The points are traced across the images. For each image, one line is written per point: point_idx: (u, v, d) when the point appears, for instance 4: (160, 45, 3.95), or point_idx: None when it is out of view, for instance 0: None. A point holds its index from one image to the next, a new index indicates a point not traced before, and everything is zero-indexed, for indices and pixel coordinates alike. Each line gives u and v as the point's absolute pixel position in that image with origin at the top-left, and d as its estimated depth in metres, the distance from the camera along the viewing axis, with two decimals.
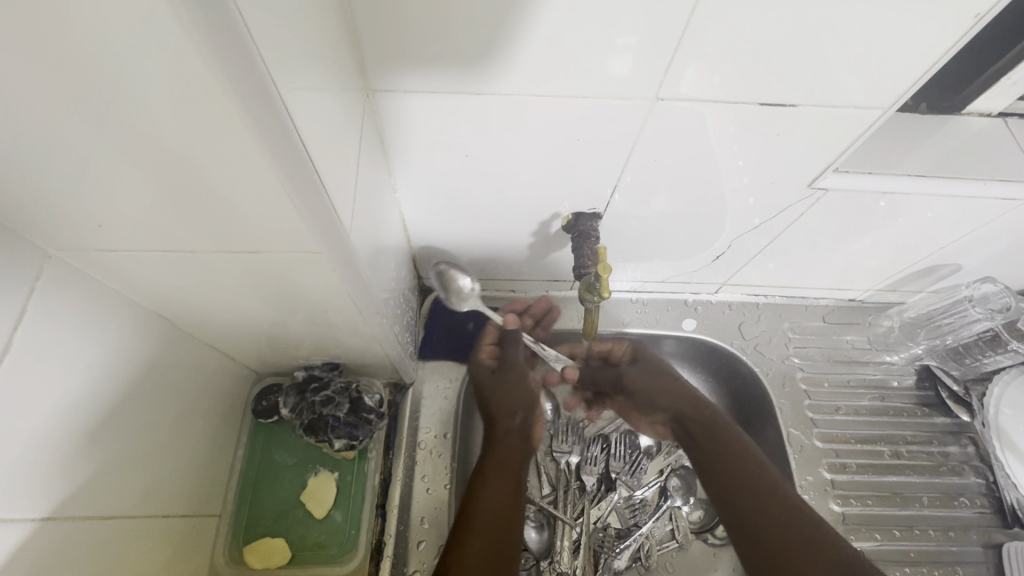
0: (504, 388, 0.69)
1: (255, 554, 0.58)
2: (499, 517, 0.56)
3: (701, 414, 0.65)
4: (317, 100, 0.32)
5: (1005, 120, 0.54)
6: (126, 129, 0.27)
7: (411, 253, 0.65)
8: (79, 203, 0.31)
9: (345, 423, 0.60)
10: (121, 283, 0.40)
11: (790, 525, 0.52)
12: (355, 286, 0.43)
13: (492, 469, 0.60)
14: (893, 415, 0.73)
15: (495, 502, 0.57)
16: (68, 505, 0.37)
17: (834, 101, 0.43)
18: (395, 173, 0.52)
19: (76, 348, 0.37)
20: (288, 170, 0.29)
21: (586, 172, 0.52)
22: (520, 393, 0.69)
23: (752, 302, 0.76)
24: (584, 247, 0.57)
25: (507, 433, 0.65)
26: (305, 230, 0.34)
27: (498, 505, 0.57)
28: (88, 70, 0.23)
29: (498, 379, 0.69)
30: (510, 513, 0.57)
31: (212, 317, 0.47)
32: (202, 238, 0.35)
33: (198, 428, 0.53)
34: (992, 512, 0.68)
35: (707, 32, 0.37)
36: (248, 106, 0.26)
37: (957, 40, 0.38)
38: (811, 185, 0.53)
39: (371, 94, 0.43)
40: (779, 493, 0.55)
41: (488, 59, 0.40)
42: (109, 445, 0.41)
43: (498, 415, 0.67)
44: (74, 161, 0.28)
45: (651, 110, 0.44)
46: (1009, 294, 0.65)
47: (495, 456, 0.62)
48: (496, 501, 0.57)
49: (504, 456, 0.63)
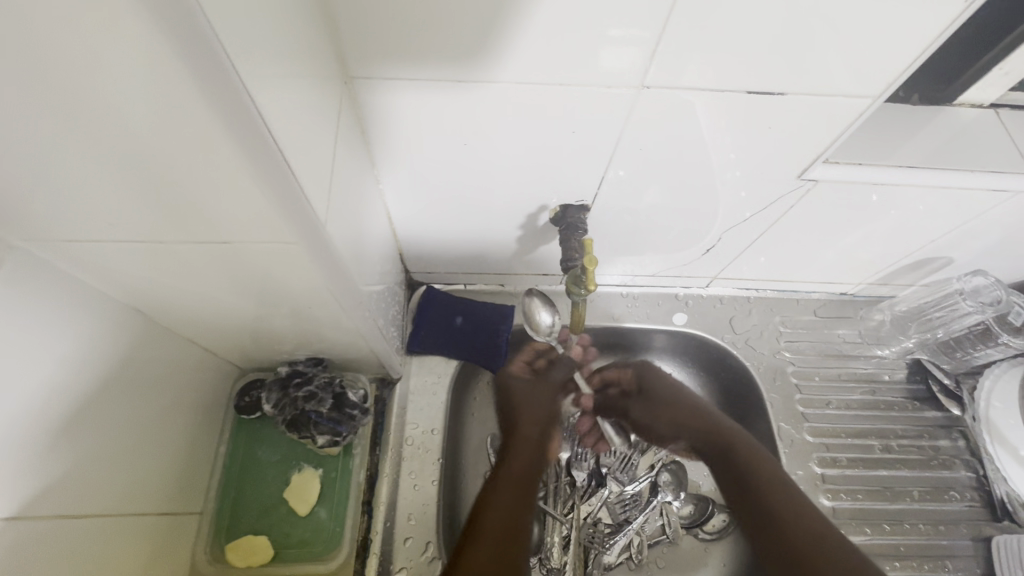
0: (532, 397, 0.70)
1: (236, 553, 0.57)
2: (506, 526, 0.56)
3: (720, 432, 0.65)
4: (289, 85, 0.31)
5: (996, 112, 0.54)
6: (82, 115, 0.25)
7: (398, 247, 0.64)
8: (41, 194, 0.30)
9: (328, 419, 0.59)
10: (92, 275, 0.39)
11: (818, 542, 0.54)
12: (336, 279, 0.42)
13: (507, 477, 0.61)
14: (883, 409, 0.73)
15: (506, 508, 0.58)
16: (37, 504, 0.36)
17: (824, 90, 0.42)
18: (379, 166, 0.51)
19: (44, 344, 0.36)
20: (257, 158, 0.28)
21: (574, 165, 0.51)
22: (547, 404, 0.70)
23: (743, 297, 0.76)
24: (571, 240, 0.56)
25: (525, 441, 0.65)
26: (280, 219, 0.33)
27: (509, 513, 0.57)
28: (36, 52, 0.22)
29: (526, 389, 0.70)
30: (518, 525, 0.57)
31: (190, 312, 0.46)
32: (173, 227, 0.34)
33: (176, 425, 0.52)
34: (982, 505, 0.68)
35: (694, 20, 0.36)
36: (206, 88, 0.24)
37: (947, 25, 0.37)
38: (800, 177, 0.52)
39: (350, 82, 0.42)
40: (776, 480, 0.59)
41: (469, 45, 0.39)
42: (80, 444, 0.40)
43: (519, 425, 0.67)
44: (29, 148, 0.27)
45: (637, 100, 0.43)
46: (1000, 287, 0.65)
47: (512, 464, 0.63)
48: (504, 510, 0.58)
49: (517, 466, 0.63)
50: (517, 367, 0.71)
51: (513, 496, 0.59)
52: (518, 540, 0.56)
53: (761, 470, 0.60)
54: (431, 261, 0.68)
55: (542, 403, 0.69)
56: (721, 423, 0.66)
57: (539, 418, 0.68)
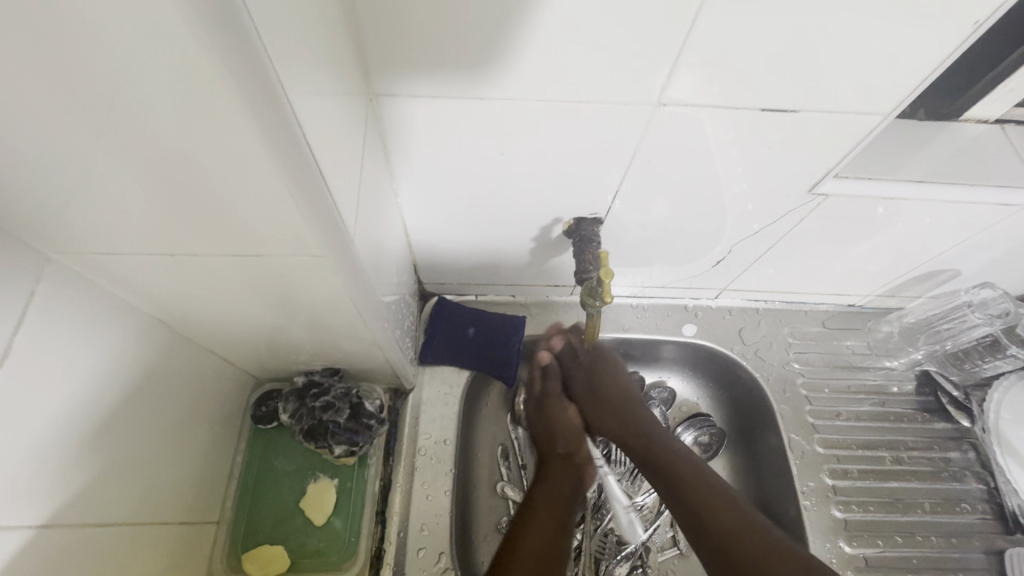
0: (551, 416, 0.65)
1: (254, 562, 0.57)
2: (546, 550, 0.51)
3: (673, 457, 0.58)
4: (322, 104, 0.32)
5: (1002, 127, 0.55)
6: (130, 132, 0.26)
7: (411, 259, 0.65)
8: (82, 208, 0.31)
9: (346, 429, 0.59)
10: (123, 287, 0.40)
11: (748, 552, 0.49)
12: (357, 291, 0.43)
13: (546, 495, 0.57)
14: (894, 420, 0.73)
15: (548, 524, 0.54)
16: (64, 513, 0.37)
17: (835, 107, 0.43)
18: (397, 179, 0.52)
19: (76, 354, 0.37)
20: (295, 174, 0.29)
21: (589, 179, 0.52)
22: (570, 424, 0.64)
23: (752, 308, 0.76)
24: (585, 253, 0.57)
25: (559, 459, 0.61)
26: (308, 232, 0.34)
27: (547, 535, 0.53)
28: (95, 73, 0.23)
29: (543, 410, 0.65)
30: (557, 556, 0.52)
31: (212, 323, 0.47)
32: (204, 241, 0.35)
33: (195, 435, 0.53)
34: (994, 518, 0.68)
35: (709, 39, 0.37)
36: (253, 106, 0.25)
37: (958, 44, 0.38)
38: (811, 192, 0.53)
39: (373, 99, 0.43)
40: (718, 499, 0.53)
41: (491, 62, 0.40)
42: (105, 455, 0.40)
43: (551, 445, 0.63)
44: (76, 165, 0.28)
45: (652, 116, 0.44)
46: (1009, 299, 0.66)
47: (548, 486, 0.58)
48: (547, 522, 0.54)
49: (555, 483, 0.59)
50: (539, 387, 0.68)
51: (553, 520, 0.55)
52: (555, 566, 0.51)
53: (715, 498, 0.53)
54: (444, 272, 0.69)
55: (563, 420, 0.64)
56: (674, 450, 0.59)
57: (570, 436, 0.63)
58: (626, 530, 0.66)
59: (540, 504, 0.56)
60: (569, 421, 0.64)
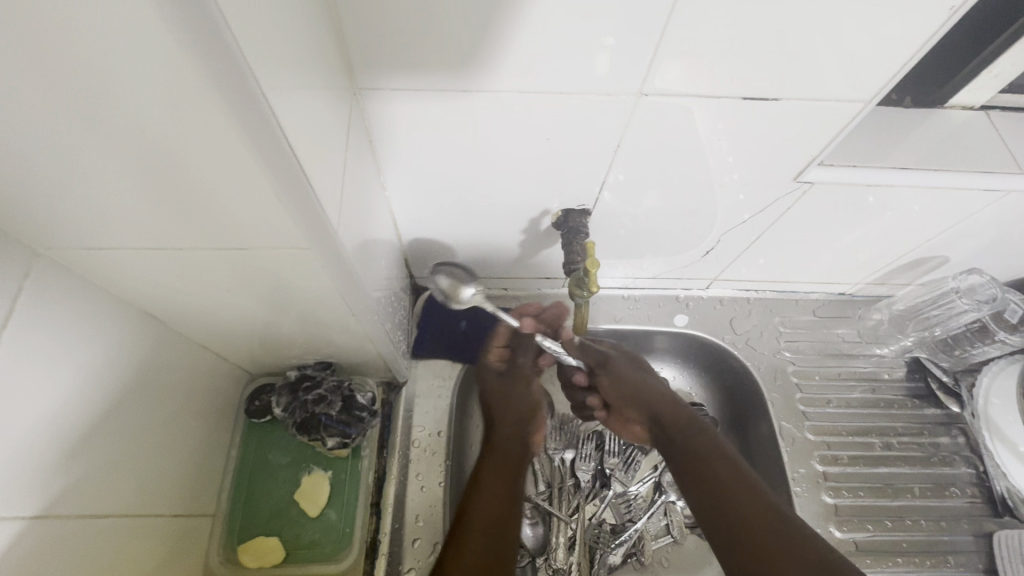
0: (508, 388, 0.65)
1: (249, 553, 0.58)
2: (497, 519, 0.52)
3: (679, 413, 0.59)
4: (304, 103, 0.33)
5: (987, 113, 0.55)
6: (113, 130, 0.27)
7: (402, 252, 0.65)
8: (65, 204, 0.32)
9: (337, 420, 0.60)
10: (113, 283, 0.41)
11: (759, 515, 0.47)
12: (347, 285, 0.43)
13: (491, 474, 0.56)
14: (884, 407, 0.74)
15: (494, 500, 0.54)
16: (58, 503, 0.37)
17: (819, 94, 0.43)
18: (385, 173, 0.52)
19: (61, 350, 0.37)
20: (275, 168, 0.30)
21: (575, 171, 0.52)
22: (526, 396, 0.65)
23: (743, 298, 0.77)
24: (574, 243, 0.58)
25: (509, 433, 0.61)
26: (293, 226, 0.34)
27: (497, 509, 0.53)
28: (74, 76, 0.24)
29: (502, 380, 0.66)
30: (510, 513, 0.54)
31: (204, 318, 0.47)
32: (193, 236, 0.35)
33: (190, 429, 0.53)
34: (982, 501, 0.69)
35: (687, 30, 0.38)
36: (233, 105, 0.26)
37: (934, 31, 0.38)
38: (797, 179, 0.53)
39: (359, 93, 0.43)
40: (730, 465, 0.52)
41: (476, 56, 0.40)
42: (96, 451, 0.41)
43: (502, 415, 0.63)
44: (58, 161, 0.29)
45: (636, 106, 0.44)
46: (995, 285, 0.66)
47: (496, 454, 0.59)
48: (500, 484, 0.55)
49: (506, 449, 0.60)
50: (490, 357, 0.67)
51: (505, 484, 0.56)
52: (509, 530, 0.52)
53: (716, 460, 0.53)
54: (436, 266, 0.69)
55: (524, 390, 0.65)
56: (679, 403, 0.61)
57: (524, 408, 0.64)
58: (615, 515, 0.68)
59: (491, 472, 0.57)
60: (527, 393, 0.65)
